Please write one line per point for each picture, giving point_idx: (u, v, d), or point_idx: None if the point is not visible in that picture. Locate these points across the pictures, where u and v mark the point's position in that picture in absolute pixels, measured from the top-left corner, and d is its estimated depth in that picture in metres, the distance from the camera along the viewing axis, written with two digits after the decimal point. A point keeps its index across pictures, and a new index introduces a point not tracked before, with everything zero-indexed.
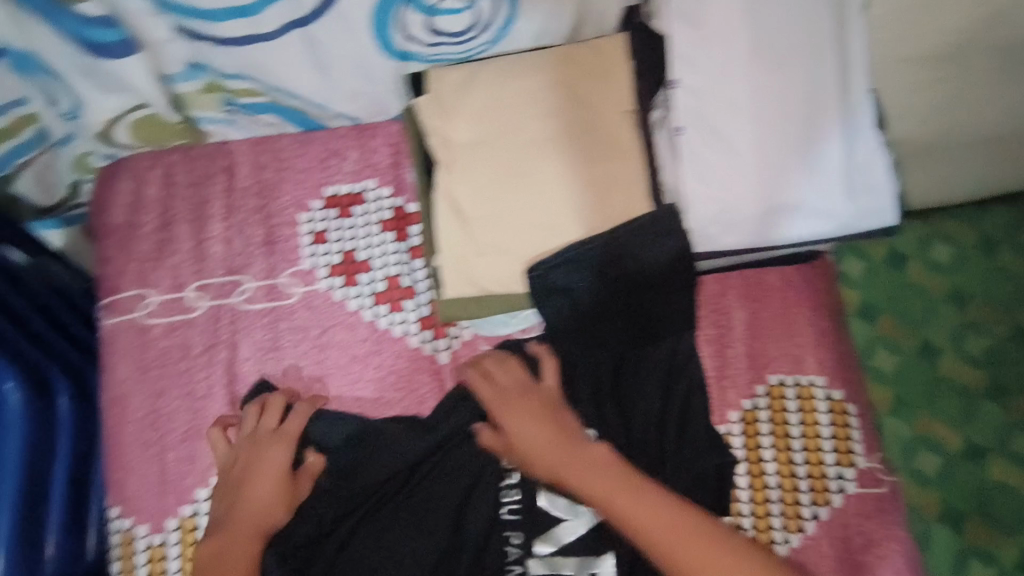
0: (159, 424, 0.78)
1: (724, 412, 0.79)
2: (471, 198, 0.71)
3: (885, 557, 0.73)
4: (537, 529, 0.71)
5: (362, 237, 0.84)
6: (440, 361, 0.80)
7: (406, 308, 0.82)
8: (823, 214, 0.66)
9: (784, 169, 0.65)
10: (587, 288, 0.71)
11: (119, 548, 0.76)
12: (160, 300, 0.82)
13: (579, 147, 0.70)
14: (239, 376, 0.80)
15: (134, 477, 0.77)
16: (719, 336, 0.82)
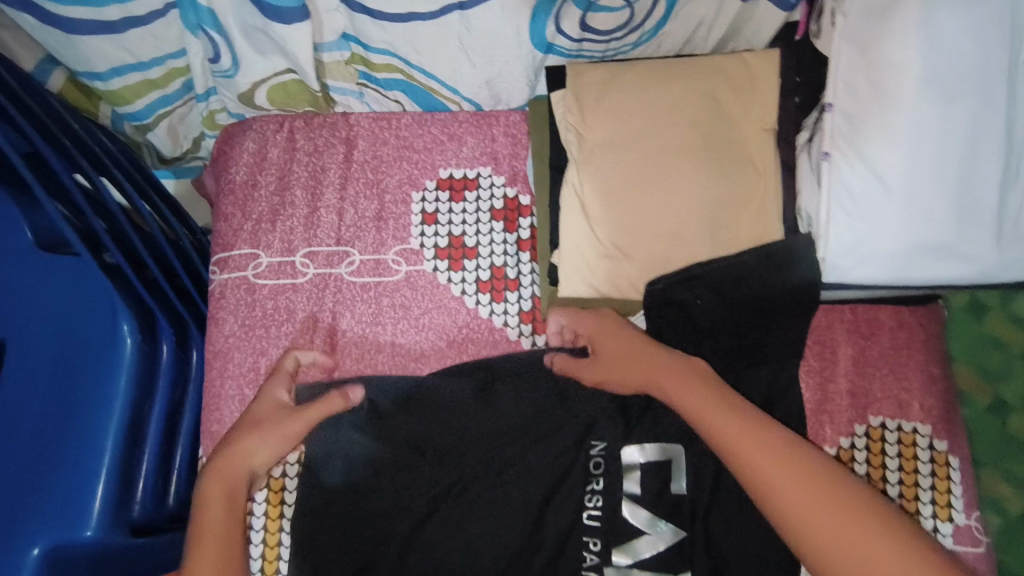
0: (258, 383, 0.80)
1: (819, 447, 0.77)
2: (601, 200, 0.70)
3: None
4: (617, 539, 0.66)
5: (472, 224, 0.84)
6: None
7: (508, 299, 0.82)
8: (968, 260, 0.62)
9: (934, 208, 0.62)
10: (704, 304, 0.68)
11: None
12: (270, 263, 0.83)
13: (720, 161, 0.68)
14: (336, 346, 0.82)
15: (229, 432, 0.79)
16: (821, 369, 0.79)
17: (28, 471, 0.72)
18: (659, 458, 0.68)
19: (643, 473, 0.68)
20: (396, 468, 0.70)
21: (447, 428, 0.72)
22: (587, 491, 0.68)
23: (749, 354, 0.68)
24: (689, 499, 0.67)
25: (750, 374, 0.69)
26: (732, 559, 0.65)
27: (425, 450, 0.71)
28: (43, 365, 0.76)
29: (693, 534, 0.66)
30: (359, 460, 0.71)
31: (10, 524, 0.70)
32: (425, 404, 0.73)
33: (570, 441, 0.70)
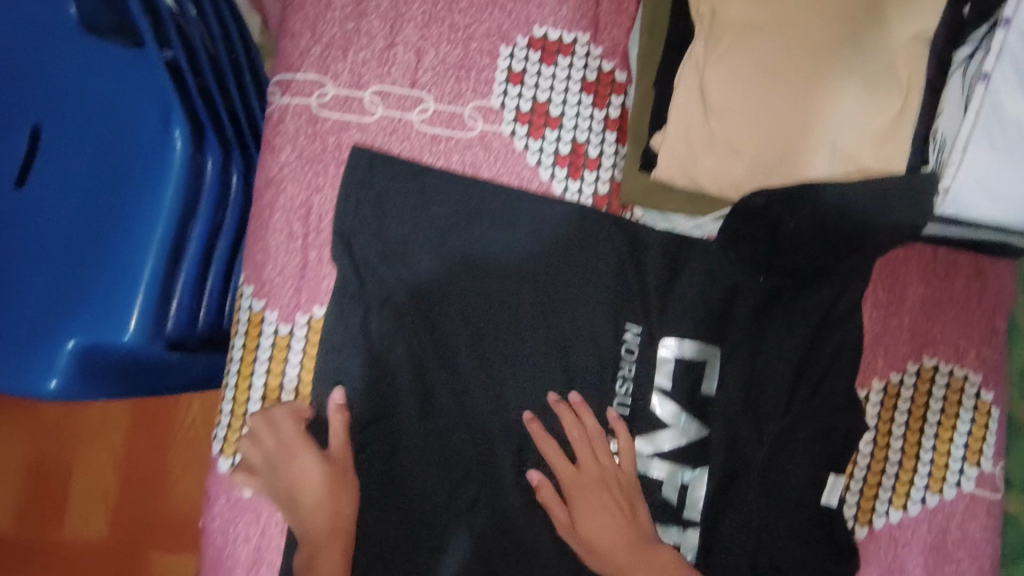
0: (309, 220, 0.75)
1: (868, 377, 0.77)
2: (723, 86, 0.65)
3: (976, 552, 0.76)
4: (643, 427, 0.75)
5: (559, 91, 0.78)
6: None
7: (585, 178, 0.78)
8: None
9: None
10: (795, 225, 0.67)
11: (244, 328, 0.75)
12: (336, 94, 0.76)
13: (862, 71, 0.63)
14: (384, 201, 0.75)
15: (274, 264, 0.75)
16: (888, 304, 0.78)
17: (65, 268, 0.69)
18: (695, 359, 0.75)
19: (677, 369, 0.75)
20: (441, 316, 0.76)
21: (487, 285, 0.77)
22: (619, 379, 0.76)
23: (811, 273, 0.73)
24: (711, 399, 0.75)
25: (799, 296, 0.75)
26: (748, 458, 0.75)
27: (472, 308, 0.76)
28: (88, 164, 0.71)
29: (709, 433, 0.75)
30: (415, 313, 0.75)
31: (45, 317, 0.67)
32: (489, 265, 0.76)
33: (596, 317, 0.77)
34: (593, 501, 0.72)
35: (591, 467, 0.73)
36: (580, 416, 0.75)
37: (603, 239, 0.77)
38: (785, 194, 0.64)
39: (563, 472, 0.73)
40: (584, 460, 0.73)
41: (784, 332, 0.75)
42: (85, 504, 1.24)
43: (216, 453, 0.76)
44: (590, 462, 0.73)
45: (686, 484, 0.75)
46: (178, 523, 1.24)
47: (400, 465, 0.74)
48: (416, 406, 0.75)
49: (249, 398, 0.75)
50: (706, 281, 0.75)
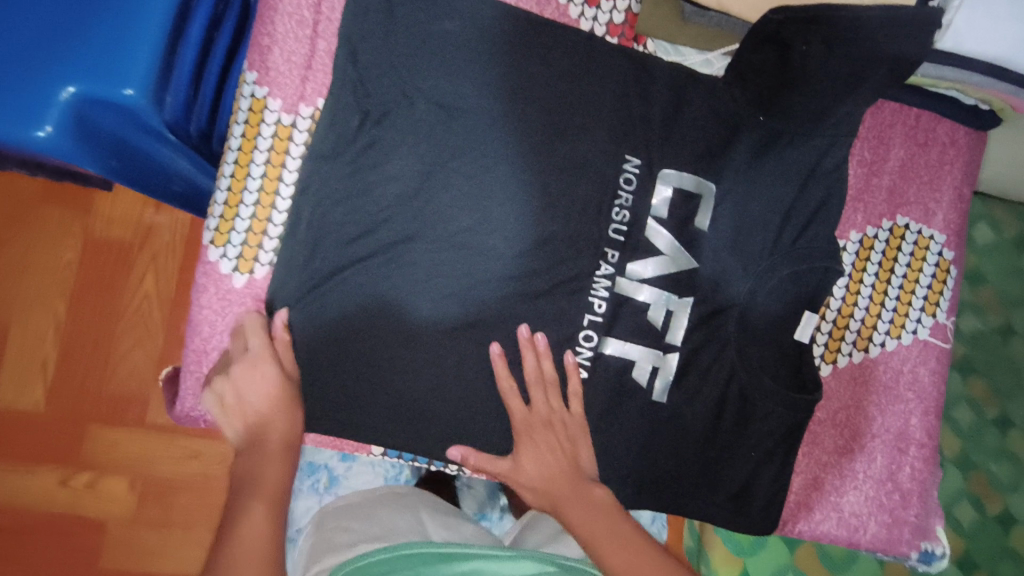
0: (320, 9, 0.71)
1: (847, 229, 0.82)
2: None
3: (921, 393, 0.85)
4: (636, 254, 0.77)
5: None
6: None
7: (601, 7, 0.78)
8: None
9: None
10: (807, 54, 0.71)
11: (245, 115, 0.70)
12: None
13: None
14: (397, 5, 0.72)
15: (280, 50, 0.70)
16: (871, 163, 0.82)
17: (62, 12, 0.64)
18: (692, 191, 0.78)
19: (674, 200, 0.78)
20: (441, 127, 0.73)
21: (496, 104, 0.74)
22: (616, 208, 0.77)
23: (810, 116, 0.76)
24: (702, 232, 0.78)
25: (789, 145, 0.79)
26: (733, 295, 0.79)
27: (480, 125, 0.74)
28: None
29: (698, 266, 0.78)
30: (411, 114, 0.72)
31: (38, 59, 0.62)
32: (499, 84, 0.74)
33: (599, 146, 0.76)
34: (540, 439, 0.74)
35: (541, 410, 0.74)
36: (539, 360, 0.75)
37: (614, 71, 0.77)
38: (800, 17, 0.69)
39: (516, 412, 0.74)
40: (535, 400, 0.74)
41: (774, 175, 0.79)
42: (19, 370, 1.16)
43: (206, 242, 0.70)
44: (540, 403, 0.74)
45: (671, 310, 0.78)
46: (122, 398, 1.17)
47: (388, 277, 0.72)
48: (409, 222, 0.72)
49: (245, 190, 0.70)
50: (710, 118, 0.78)
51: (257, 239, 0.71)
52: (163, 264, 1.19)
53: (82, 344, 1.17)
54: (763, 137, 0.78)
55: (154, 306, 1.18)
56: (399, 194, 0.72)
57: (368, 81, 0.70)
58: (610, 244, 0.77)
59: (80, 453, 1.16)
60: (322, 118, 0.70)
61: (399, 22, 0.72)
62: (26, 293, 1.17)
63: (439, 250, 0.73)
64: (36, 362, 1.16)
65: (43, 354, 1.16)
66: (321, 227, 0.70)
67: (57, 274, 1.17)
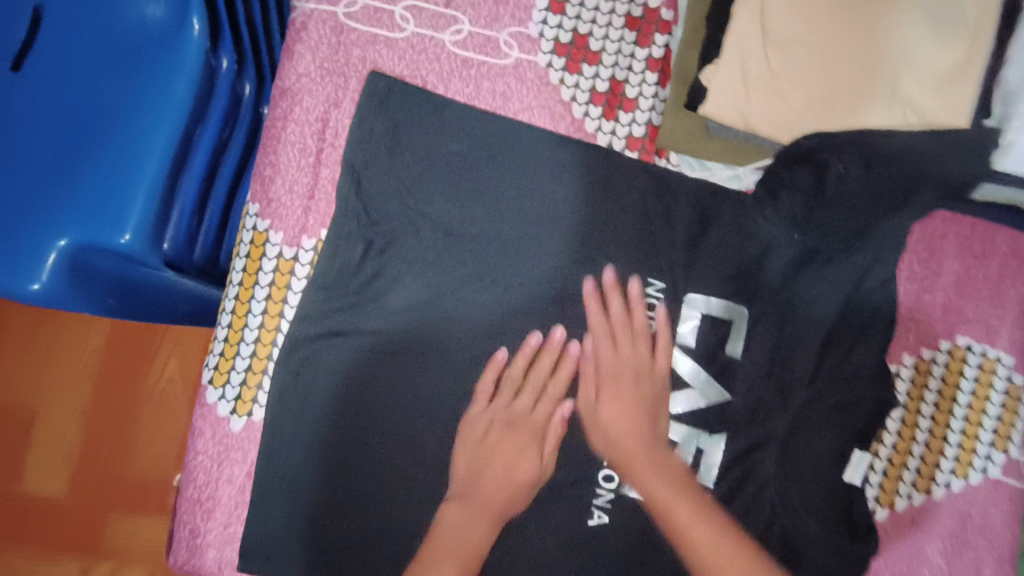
0: (324, 136, 0.69)
1: (898, 352, 0.74)
2: (785, 12, 0.60)
3: (993, 538, 0.74)
4: (660, 386, 0.71)
5: (602, 24, 0.72)
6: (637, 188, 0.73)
7: (619, 119, 0.73)
8: None
9: None
10: (843, 172, 0.63)
11: (247, 249, 0.68)
12: (366, 5, 0.70)
13: (925, 13, 0.60)
14: (400, 130, 0.69)
15: (282, 181, 0.68)
16: (923, 278, 0.75)
17: (58, 156, 0.62)
18: (720, 315, 0.71)
19: (702, 327, 0.72)
20: (451, 254, 0.69)
21: (508, 227, 0.70)
22: (638, 337, 0.71)
23: (851, 235, 0.69)
24: (736, 360, 0.72)
25: (828, 263, 0.71)
26: (772, 430, 0.71)
27: (491, 250, 0.70)
28: (88, 48, 0.64)
29: (730, 398, 0.71)
30: (415, 242, 0.68)
31: (28, 212, 0.60)
32: (510, 204, 0.70)
33: (618, 268, 0.71)
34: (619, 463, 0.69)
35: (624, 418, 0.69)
36: (623, 376, 0.70)
37: (635, 189, 0.72)
38: (828, 140, 0.61)
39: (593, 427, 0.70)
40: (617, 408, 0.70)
41: (814, 295, 0.72)
42: (43, 459, 1.15)
43: (204, 382, 0.68)
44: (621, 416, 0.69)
45: (701, 450, 0.71)
46: (140, 489, 1.15)
47: (386, 414, 0.67)
48: (398, 358, 0.68)
49: (245, 327, 0.68)
50: (738, 236, 0.71)
51: (256, 378, 0.68)
52: (183, 352, 1.17)
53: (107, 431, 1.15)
54: (800, 257, 0.71)
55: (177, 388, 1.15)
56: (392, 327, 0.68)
57: (375, 209, 0.67)
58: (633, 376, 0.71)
59: (100, 540, 1.13)
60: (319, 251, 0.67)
61: (403, 144, 0.69)
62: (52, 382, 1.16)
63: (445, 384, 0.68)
64: (60, 451, 1.15)
65: (66, 442, 1.15)
66: (300, 370, 0.66)
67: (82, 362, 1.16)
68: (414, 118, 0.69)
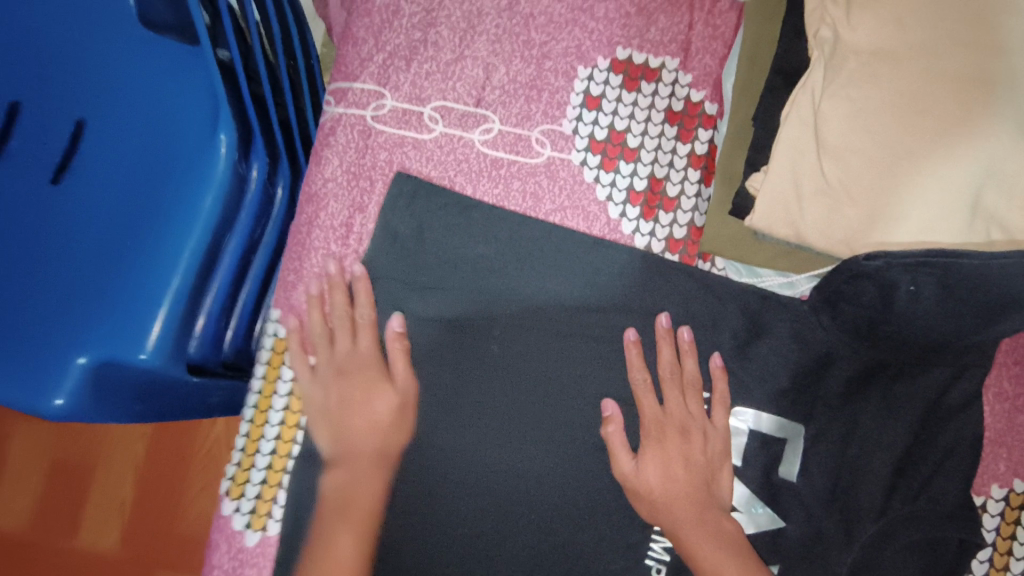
0: (348, 241, 0.68)
1: (987, 482, 0.64)
2: (843, 120, 0.55)
3: None
4: None
5: (639, 120, 0.69)
6: None
7: (659, 220, 0.68)
8: None
9: None
10: (915, 293, 0.57)
11: (268, 355, 0.67)
12: (394, 107, 0.69)
13: (1009, 114, 0.51)
14: (425, 232, 0.67)
15: (306, 288, 0.67)
16: (1014, 396, 0.65)
17: (90, 271, 0.63)
18: (773, 434, 0.64)
19: (752, 446, 0.65)
20: (475, 362, 0.66)
21: (537, 333, 0.66)
22: None
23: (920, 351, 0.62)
24: (791, 486, 0.64)
25: (894, 378, 0.64)
26: (837, 569, 0.62)
27: (517, 356, 0.66)
28: (123, 162, 0.66)
29: (784, 530, 0.63)
30: (438, 352, 0.66)
31: (58, 331, 0.60)
32: (540, 308, 0.66)
33: (657, 380, 0.65)
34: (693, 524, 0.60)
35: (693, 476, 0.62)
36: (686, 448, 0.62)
37: (675, 294, 0.66)
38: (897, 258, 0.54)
39: (671, 470, 0.62)
40: (680, 471, 0.62)
41: (881, 414, 0.64)
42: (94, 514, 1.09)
43: (222, 493, 0.66)
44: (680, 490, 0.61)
45: None
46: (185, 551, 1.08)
47: (399, 520, 0.64)
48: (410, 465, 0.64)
49: (263, 437, 0.66)
50: (793, 346, 0.65)
51: (272, 491, 0.66)
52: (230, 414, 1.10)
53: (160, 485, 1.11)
54: (862, 372, 0.64)
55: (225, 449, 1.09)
56: (404, 429, 0.64)
57: (399, 315, 0.65)
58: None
59: None
60: (327, 363, 0.65)
61: (428, 248, 0.67)
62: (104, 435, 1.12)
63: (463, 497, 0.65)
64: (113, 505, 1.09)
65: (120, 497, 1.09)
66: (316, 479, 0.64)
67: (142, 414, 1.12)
68: (440, 220, 0.67)
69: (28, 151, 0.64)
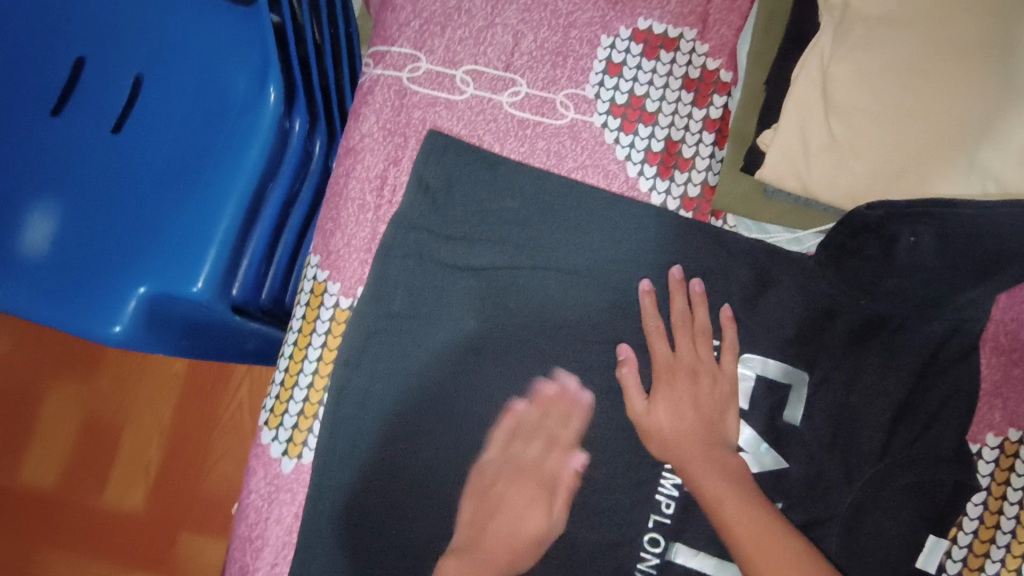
0: (383, 193, 0.73)
1: (981, 431, 0.68)
2: (849, 80, 0.59)
3: None
4: None
5: (658, 86, 0.73)
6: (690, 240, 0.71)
7: (674, 179, 0.73)
8: None
9: None
10: (915, 244, 0.62)
11: (306, 298, 0.72)
12: (429, 70, 0.74)
13: (1001, 74, 0.56)
14: (454, 184, 0.71)
15: (343, 235, 0.72)
16: (1010, 350, 0.68)
17: (146, 211, 0.68)
18: (780, 380, 0.68)
19: (759, 391, 0.68)
20: (496, 301, 0.70)
21: (557, 282, 0.70)
22: None
23: (919, 303, 0.66)
24: (796, 430, 0.68)
25: (897, 331, 0.67)
26: (838, 506, 0.66)
27: (537, 302, 0.70)
28: (179, 115, 0.71)
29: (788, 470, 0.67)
30: (463, 298, 0.70)
31: (117, 264, 0.65)
32: (561, 258, 0.71)
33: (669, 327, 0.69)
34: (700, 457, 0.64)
35: (702, 414, 0.66)
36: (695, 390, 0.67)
37: (689, 247, 0.70)
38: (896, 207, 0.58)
39: (676, 407, 0.66)
40: (688, 410, 0.66)
41: (884, 364, 0.68)
42: (121, 474, 1.14)
43: (260, 423, 0.72)
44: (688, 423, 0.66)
45: None
46: (209, 507, 1.12)
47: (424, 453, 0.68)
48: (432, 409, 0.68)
49: (300, 371, 0.71)
50: (800, 298, 0.68)
51: (307, 422, 0.71)
52: (258, 380, 1.13)
53: (181, 452, 1.14)
54: (864, 323, 0.67)
55: (246, 419, 1.12)
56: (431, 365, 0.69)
57: (430, 258, 0.70)
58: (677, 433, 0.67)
59: (169, 559, 1.12)
60: (359, 304, 0.69)
61: (457, 200, 0.71)
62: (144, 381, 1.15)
63: (481, 432, 0.68)
64: (139, 467, 1.14)
65: (145, 460, 1.14)
66: (349, 410, 0.68)
67: (165, 382, 1.15)
68: (469, 174, 0.72)
69: (87, 105, 0.70)
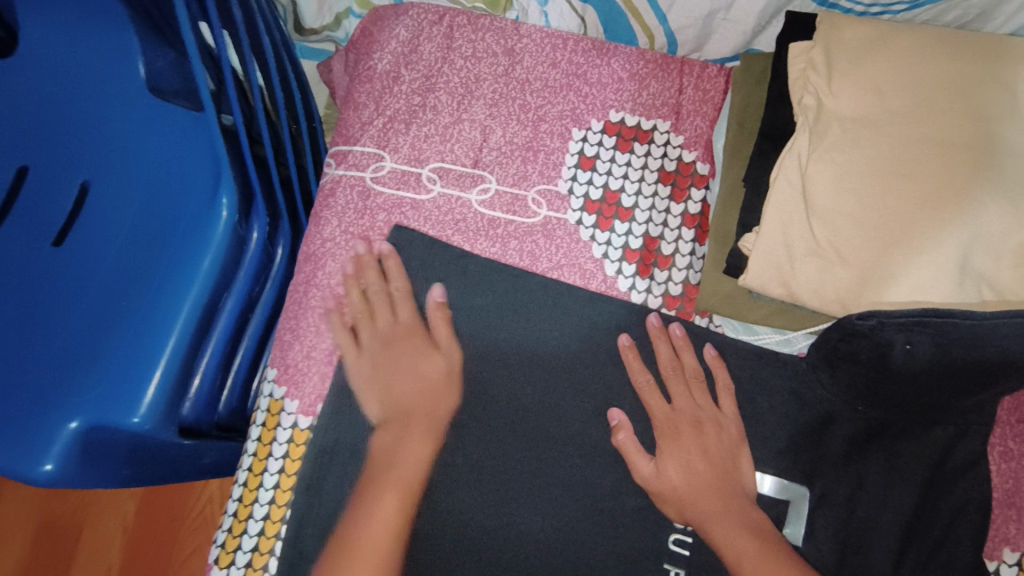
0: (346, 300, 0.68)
1: (998, 547, 0.61)
2: (830, 183, 0.56)
3: None
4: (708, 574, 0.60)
5: (633, 180, 0.70)
6: (674, 334, 0.66)
7: (654, 277, 0.69)
8: None
9: None
10: (912, 352, 0.56)
11: (263, 416, 0.66)
12: (394, 169, 0.71)
13: (987, 174, 0.53)
14: (422, 293, 0.68)
15: (303, 347, 0.67)
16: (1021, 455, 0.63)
17: (89, 333, 0.63)
18: (777, 496, 0.62)
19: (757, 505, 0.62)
20: (464, 416, 0.64)
21: (530, 391, 0.65)
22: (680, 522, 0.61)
23: (920, 410, 0.61)
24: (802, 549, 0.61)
25: (898, 435, 0.63)
26: None
27: (509, 416, 0.64)
28: (125, 222, 0.67)
29: None
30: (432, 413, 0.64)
31: (54, 397, 0.60)
32: (535, 365, 0.66)
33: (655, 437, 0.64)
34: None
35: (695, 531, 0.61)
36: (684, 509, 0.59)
37: (674, 351, 0.66)
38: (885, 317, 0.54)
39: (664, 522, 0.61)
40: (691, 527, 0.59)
41: (888, 474, 0.63)
42: None
43: (211, 561, 0.64)
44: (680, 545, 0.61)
45: None
46: None
47: None
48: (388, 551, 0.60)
49: (255, 502, 0.64)
50: (792, 405, 0.65)
51: (262, 558, 0.63)
52: None
53: None
54: (863, 428, 0.63)
55: None
56: None
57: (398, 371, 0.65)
58: (671, 559, 0.61)
59: None
60: (319, 421, 0.64)
61: (426, 307, 0.67)
62: (65, 504, 0.98)
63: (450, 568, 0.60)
64: None
65: None
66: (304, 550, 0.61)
67: None
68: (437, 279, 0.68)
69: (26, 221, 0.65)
